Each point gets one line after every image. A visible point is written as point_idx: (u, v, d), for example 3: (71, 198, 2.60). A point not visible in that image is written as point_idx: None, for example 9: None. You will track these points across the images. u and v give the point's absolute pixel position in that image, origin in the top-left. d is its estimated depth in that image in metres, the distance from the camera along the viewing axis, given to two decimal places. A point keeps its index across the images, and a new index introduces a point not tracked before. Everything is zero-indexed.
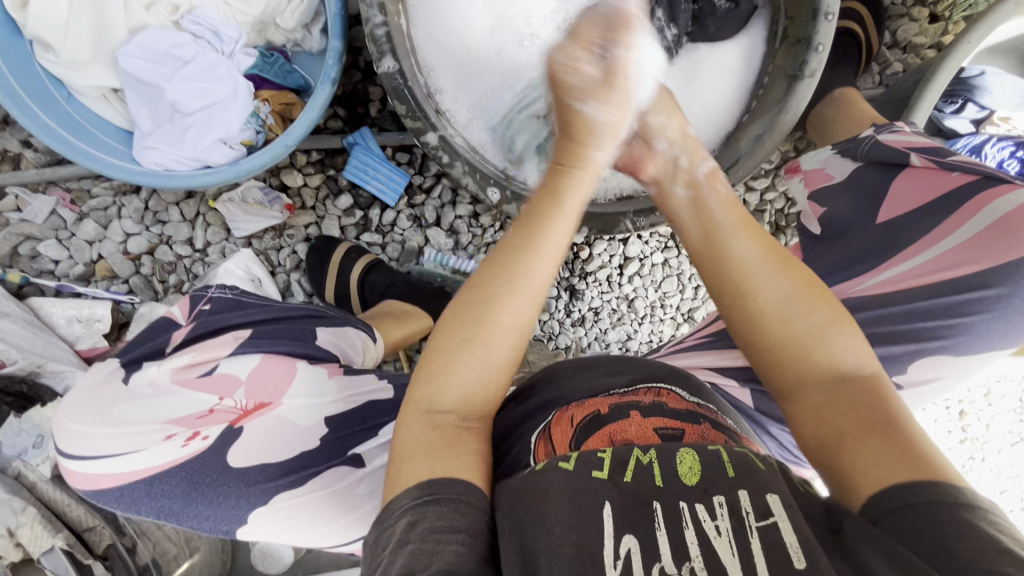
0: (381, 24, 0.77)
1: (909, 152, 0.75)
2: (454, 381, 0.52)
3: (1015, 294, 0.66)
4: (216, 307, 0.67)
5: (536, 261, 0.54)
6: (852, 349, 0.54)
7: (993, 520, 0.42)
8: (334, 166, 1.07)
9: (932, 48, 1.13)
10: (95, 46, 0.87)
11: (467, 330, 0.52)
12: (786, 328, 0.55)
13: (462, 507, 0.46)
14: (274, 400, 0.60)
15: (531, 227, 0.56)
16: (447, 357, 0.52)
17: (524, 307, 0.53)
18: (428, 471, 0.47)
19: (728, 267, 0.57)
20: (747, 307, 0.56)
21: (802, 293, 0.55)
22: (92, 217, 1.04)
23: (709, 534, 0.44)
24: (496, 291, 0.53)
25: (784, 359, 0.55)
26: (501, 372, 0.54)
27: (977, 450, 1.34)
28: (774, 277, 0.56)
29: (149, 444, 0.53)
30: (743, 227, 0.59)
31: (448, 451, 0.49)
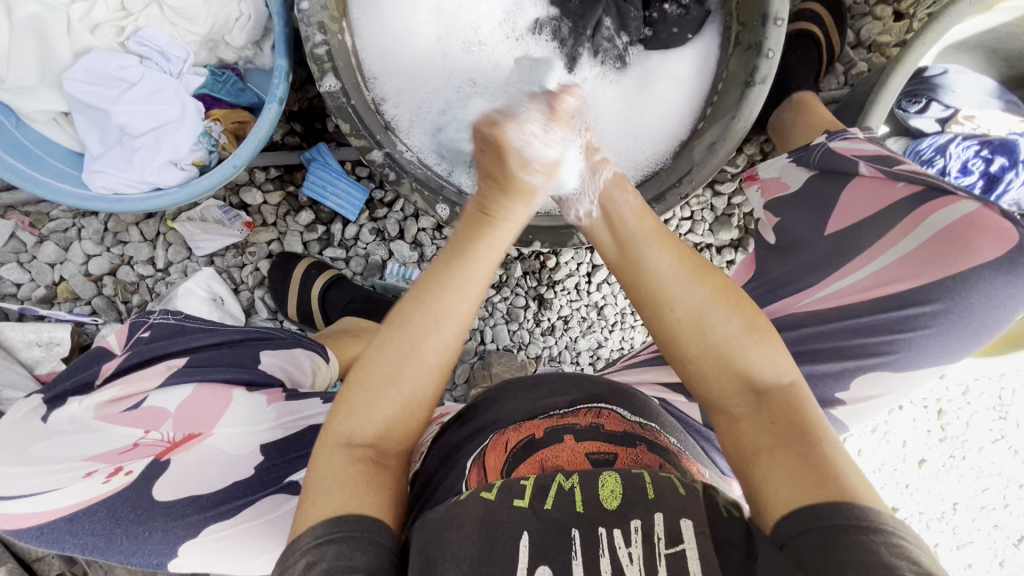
0: (321, 43, 0.76)
1: (858, 161, 0.74)
2: (372, 412, 0.51)
3: (952, 308, 0.66)
4: (154, 334, 0.67)
5: (463, 292, 0.53)
6: (770, 361, 0.54)
7: (896, 543, 0.41)
8: (293, 182, 1.06)
9: (897, 46, 1.11)
10: (40, 70, 0.86)
11: (392, 363, 0.51)
12: (705, 340, 0.54)
13: (364, 544, 0.45)
14: (206, 430, 0.60)
15: (451, 265, 0.53)
16: (369, 389, 0.51)
17: (450, 340, 0.52)
18: (342, 507, 0.47)
19: (644, 282, 0.56)
20: (663, 319, 0.56)
21: (717, 300, 0.55)
22: (52, 239, 1.04)
23: (622, 562, 0.43)
24: (422, 325, 0.51)
25: (705, 369, 0.55)
26: (425, 407, 0.53)
27: (957, 449, 1.33)
28: (691, 290, 0.55)
29: (68, 482, 0.54)
30: (657, 237, 0.58)
31: (367, 488, 0.49)
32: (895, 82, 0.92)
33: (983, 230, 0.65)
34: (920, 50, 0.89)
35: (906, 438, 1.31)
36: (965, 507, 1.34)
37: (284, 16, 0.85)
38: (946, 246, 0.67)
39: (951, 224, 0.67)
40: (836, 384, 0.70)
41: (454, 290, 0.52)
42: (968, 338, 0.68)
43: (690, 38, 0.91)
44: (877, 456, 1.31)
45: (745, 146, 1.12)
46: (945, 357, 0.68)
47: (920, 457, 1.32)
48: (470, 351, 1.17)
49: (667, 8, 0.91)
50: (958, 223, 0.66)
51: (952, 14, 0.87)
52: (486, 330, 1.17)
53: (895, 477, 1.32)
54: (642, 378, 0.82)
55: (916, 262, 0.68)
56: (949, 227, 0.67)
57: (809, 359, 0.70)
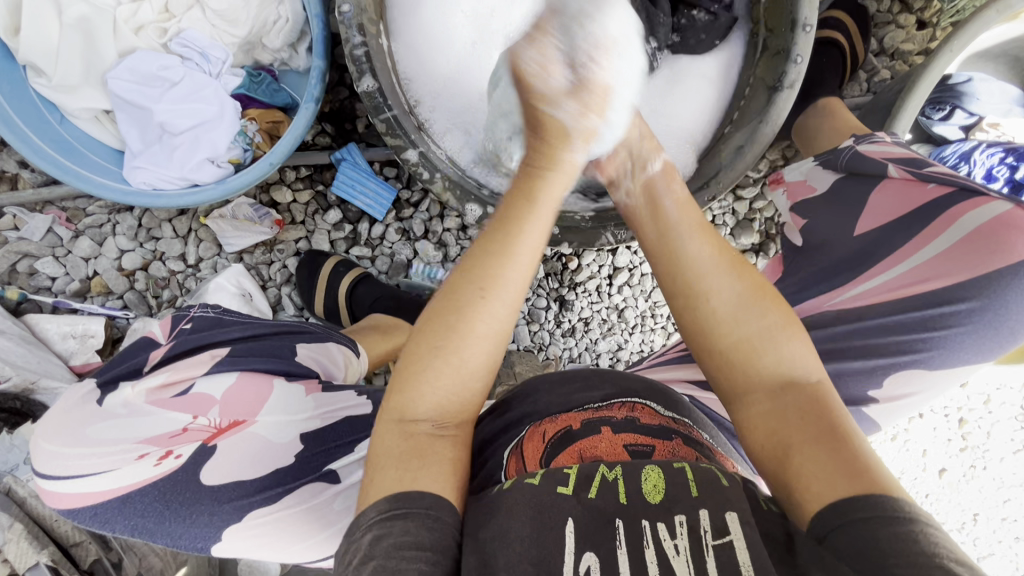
0: (360, 44, 0.79)
1: (886, 163, 0.75)
2: (433, 384, 0.52)
3: (988, 307, 0.67)
4: (196, 325, 0.72)
5: (509, 268, 0.54)
6: (800, 354, 0.54)
7: (931, 533, 0.42)
8: (323, 181, 1.08)
9: (920, 54, 1.12)
10: (86, 70, 0.89)
11: (440, 339, 0.52)
12: (733, 332, 0.55)
13: (429, 522, 0.46)
14: (249, 418, 0.63)
15: (502, 230, 0.56)
16: (421, 364, 0.52)
17: (500, 315, 0.53)
18: (400, 486, 0.48)
19: (682, 265, 0.58)
20: (698, 310, 0.56)
21: (752, 296, 0.56)
22: (87, 234, 1.06)
23: (668, 554, 0.44)
24: (471, 299, 0.53)
25: (734, 363, 0.55)
26: (476, 380, 0.53)
27: (978, 458, 1.32)
28: (726, 278, 0.56)
29: (122, 464, 0.57)
30: (699, 229, 0.60)
31: (420, 461, 0.49)
32: (923, 87, 0.92)
33: (1014, 229, 0.65)
34: (948, 56, 0.89)
35: (926, 447, 1.31)
36: (986, 518, 1.33)
37: (322, 19, 0.87)
38: (975, 246, 0.67)
39: (980, 226, 0.67)
40: (866, 381, 0.71)
41: (509, 263, 0.54)
42: (1003, 337, 0.68)
43: (716, 46, 0.93)
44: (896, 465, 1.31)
45: (768, 152, 1.13)
46: (979, 357, 0.69)
47: (940, 467, 1.31)
48: None
49: (695, 15, 0.91)
50: (987, 225, 0.67)
51: (979, 21, 0.87)
52: None
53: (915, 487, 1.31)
54: (668, 378, 0.83)
55: (946, 262, 0.69)
56: (979, 229, 0.67)
57: (841, 357, 0.71)
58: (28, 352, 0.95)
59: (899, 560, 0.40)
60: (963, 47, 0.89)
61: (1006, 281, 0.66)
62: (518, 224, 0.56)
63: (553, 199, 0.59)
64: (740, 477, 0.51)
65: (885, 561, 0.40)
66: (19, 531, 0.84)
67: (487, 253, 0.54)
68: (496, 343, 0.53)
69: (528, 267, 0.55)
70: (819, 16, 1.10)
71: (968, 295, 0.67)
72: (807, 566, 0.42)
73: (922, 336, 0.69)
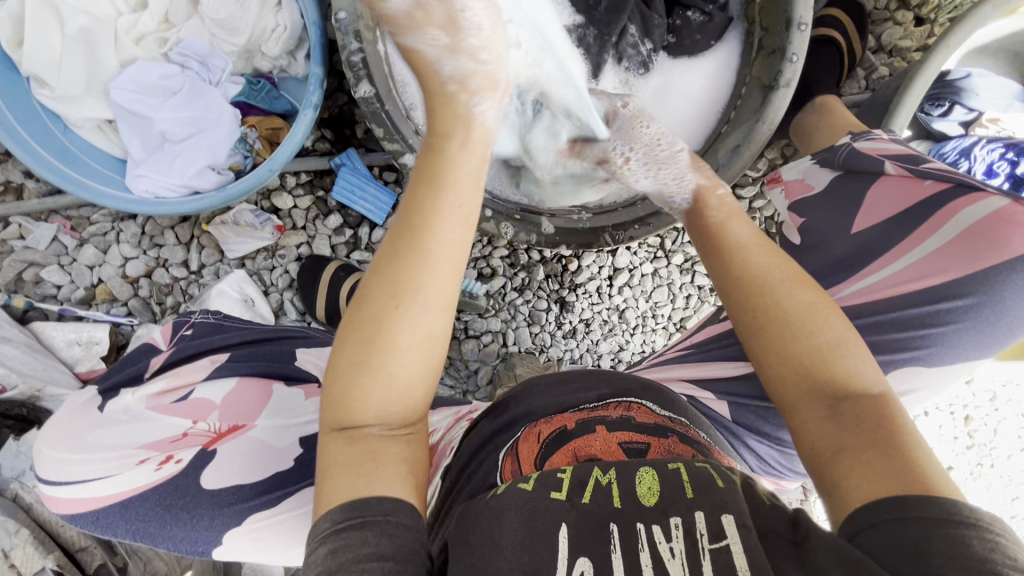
0: (356, 51, 0.81)
1: (885, 160, 0.75)
2: (367, 397, 0.50)
3: (986, 303, 0.66)
4: (197, 332, 0.73)
5: (421, 268, 0.50)
6: (860, 365, 0.53)
7: (987, 536, 0.41)
8: (322, 187, 1.09)
9: (918, 50, 1.12)
10: (88, 80, 0.91)
11: (363, 351, 0.50)
12: (794, 346, 0.54)
13: (389, 529, 0.45)
14: (247, 422, 0.64)
15: (409, 226, 0.51)
16: (346, 380, 0.50)
17: (422, 317, 0.50)
18: (354, 494, 0.46)
19: (740, 276, 0.57)
20: (757, 320, 0.55)
21: (815, 307, 0.55)
22: (92, 243, 1.07)
23: (663, 557, 0.44)
24: (384, 307, 0.50)
25: (793, 371, 0.54)
26: (416, 386, 0.51)
27: (985, 456, 1.30)
28: (789, 290, 0.55)
29: (123, 469, 0.57)
30: (759, 240, 0.59)
31: (375, 463, 0.48)
32: (920, 83, 0.92)
33: (1011, 225, 0.66)
34: (945, 52, 0.89)
35: (932, 445, 1.30)
36: (994, 516, 1.32)
37: (320, 26, 0.87)
38: (970, 241, 0.68)
39: (976, 223, 0.68)
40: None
41: (416, 261, 0.50)
42: (1002, 332, 0.67)
43: (712, 46, 0.93)
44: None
45: (766, 151, 1.13)
46: (979, 353, 0.69)
47: (947, 465, 1.30)
48: (492, 353, 1.18)
49: (690, 15, 0.92)
50: (985, 220, 0.67)
51: (976, 17, 0.87)
52: (508, 333, 1.18)
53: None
54: (667, 378, 0.83)
55: (944, 257, 0.69)
56: (973, 226, 0.68)
57: None
58: (34, 359, 0.97)
59: (945, 562, 0.39)
60: (961, 42, 0.89)
61: (1004, 276, 0.65)
62: (427, 223, 0.51)
63: (462, 180, 0.53)
64: (736, 475, 0.51)
65: (929, 560, 0.40)
66: (26, 537, 0.86)
67: (396, 254, 0.50)
68: (426, 346, 0.50)
69: (443, 261, 0.51)
70: (815, 15, 1.10)
71: (967, 290, 0.67)
72: (814, 563, 0.42)
73: (921, 333, 0.68)
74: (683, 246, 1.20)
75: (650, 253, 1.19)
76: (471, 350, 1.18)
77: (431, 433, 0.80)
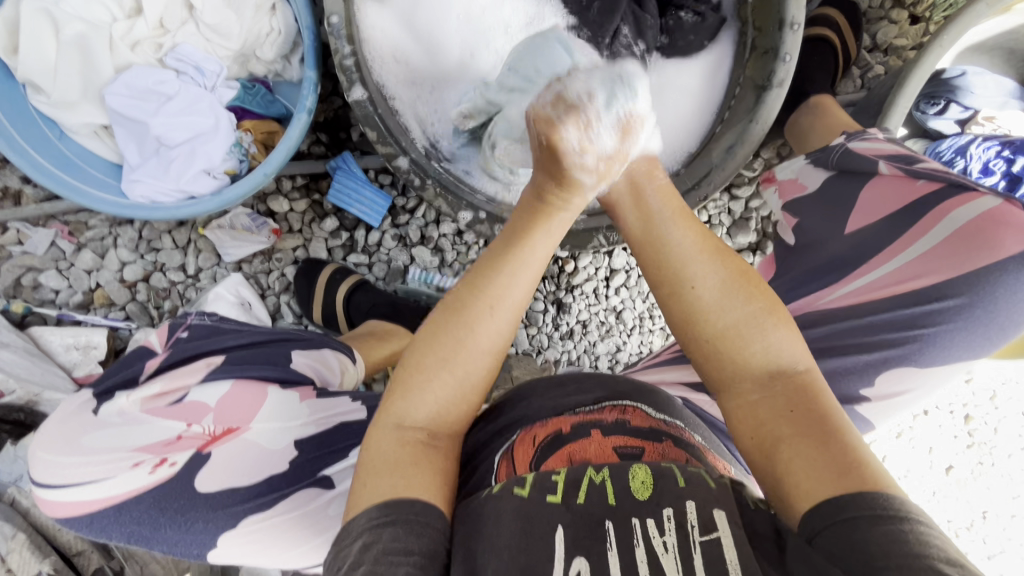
0: (349, 55, 0.80)
1: (877, 160, 0.75)
2: (433, 393, 0.53)
3: (979, 302, 0.66)
4: (193, 334, 0.73)
5: (509, 289, 0.54)
6: (786, 345, 0.54)
7: (926, 535, 0.42)
8: (319, 190, 1.09)
9: (914, 49, 1.11)
10: (83, 86, 0.91)
11: (445, 350, 0.53)
12: (723, 331, 0.55)
13: (417, 528, 0.47)
14: (242, 426, 0.64)
15: (510, 243, 0.57)
16: (423, 376, 0.53)
17: (501, 330, 0.55)
18: (393, 490, 0.49)
19: (664, 257, 0.57)
20: (685, 300, 0.56)
21: (733, 284, 0.55)
22: (89, 247, 1.08)
23: (657, 551, 0.44)
24: (472, 314, 0.54)
25: (718, 353, 0.55)
26: (473, 392, 0.55)
27: (985, 455, 1.30)
28: (709, 266, 0.56)
29: (118, 471, 0.58)
30: (681, 216, 0.59)
31: (414, 467, 0.50)
32: (915, 82, 0.92)
33: (1005, 224, 0.65)
34: (938, 51, 0.89)
35: (932, 444, 1.29)
36: (995, 516, 1.32)
37: (313, 31, 0.88)
38: (962, 240, 0.67)
39: (968, 223, 0.67)
40: (859, 379, 0.71)
41: (508, 279, 0.55)
42: (996, 332, 0.67)
43: (705, 46, 0.93)
44: (901, 463, 1.29)
45: (762, 150, 1.13)
46: (972, 353, 0.68)
47: (947, 464, 1.30)
48: None
49: (683, 16, 0.92)
50: (975, 220, 0.67)
51: (970, 14, 0.87)
52: None
53: (922, 486, 1.30)
54: (662, 379, 0.83)
55: (935, 260, 0.69)
56: (966, 226, 0.67)
57: (834, 355, 0.71)
58: (32, 364, 0.97)
59: (889, 565, 0.40)
60: (955, 40, 0.89)
61: (997, 275, 0.65)
62: (528, 247, 0.56)
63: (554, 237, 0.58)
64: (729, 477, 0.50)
65: (872, 562, 0.41)
66: (23, 541, 0.86)
67: (492, 270, 0.55)
68: (494, 357, 0.55)
69: (526, 286, 0.56)
70: (810, 14, 1.10)
71: (960, 289, 0.67)
72: (795, 563, 0.42)
73: (914, 332, 0.68)
74: None
75: None
76: None
77: None
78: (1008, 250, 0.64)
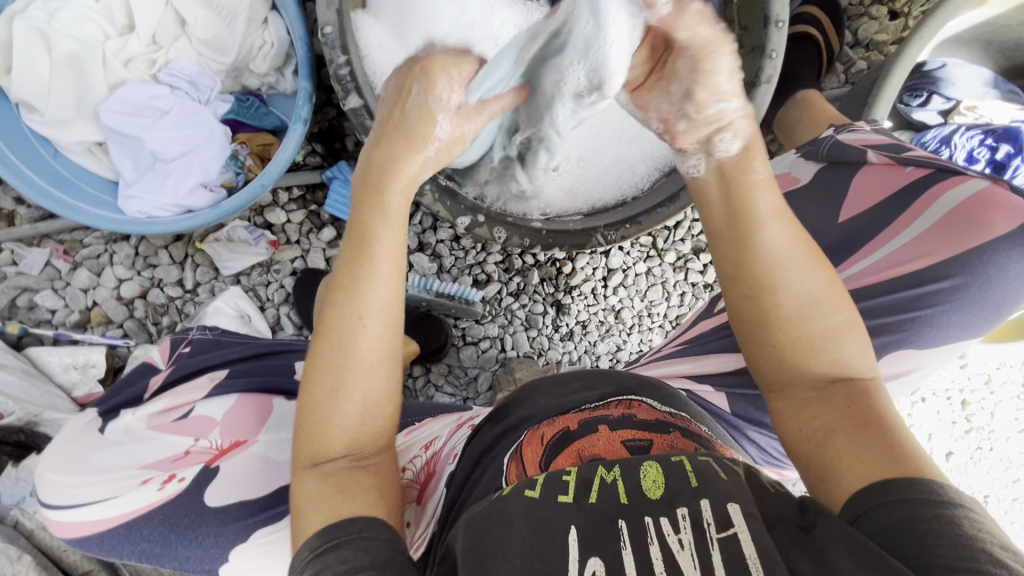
0: (344, 64, 0.82)
1: (866, 150, 0.77)
2: (333, 438, 0.51)
3: (973, 282, 0.68)
4: (194, 349, 0.75)
5: (364, 319, 0.50)
6: (856, 355, 0.53)
7: (975, 518, 0.42)
8: (316, 201, 1.10)
9: (894, 43, 1.14)
10: (77, 104, 0.91)
11: (322, 395, 0.50)
12: (802, 329, 0.53)
13: (363, 544, 0.45)
14: (249, 438, 0.64)
15: (358, 263, 0.50)
16: (313, 423, 0.51)
17: (374, 363, 0.50)
18: (335, 515, 0.47)
19: (758, 262, 0.53)
20: (762, 307, 0.54)
21: (824, 292, 0.53)
22: (85, 266, 1.07)
23: (673, 549, 0.43)
24: (336, 357, 0.50)
25: (788, 359, 0.54)
26: (376, 423, 0.52)
27: (984, 439, 1.31)
28: (804, 274, 0.53)
29: (126, 489, 0.57)
30: (781, 217, 0.54)
31: (342, 496, 0.49)
32: (898, 75, 0.94)
33: (993, 207, 0.67)
34: (919, 44, 0.91)
35: (931, 431, 1.30)
36: (996, 501, 1.33)
37: (306, 42, 0.89)
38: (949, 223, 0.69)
39: (959, 205, 0.69)
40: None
41: (363, 306, 0.50)
42: (988, 310, 0.69)
43: None
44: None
45: None
46: (968, 335, 0.70)
47: (947, 450, 1.31)
48: (491, 359, 1.18)
49: None
50: (965, 202, 0.69)
51: (949, 8, 0.89)
52: (506, 338, 1.18)
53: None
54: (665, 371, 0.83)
55: (932, 240, 0.70)
56: (956, 208, 0.69)
57: None
58: (30, 385, 0.96)
59: (939, 544, 0.40)
60: (934, 34, 0.91)
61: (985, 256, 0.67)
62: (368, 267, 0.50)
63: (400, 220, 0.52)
64: (741, 467, 0.51)
65: (924, 540, 0.41)
66: (28, 563, 0.86)
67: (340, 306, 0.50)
68: (380, 387, 0.51)
69: (385, 306, 0.51)
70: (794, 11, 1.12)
71: (950, 271, 0.68)
72: (817, 549, 0.42)
73: (912, 315, 0.70)
74: (675, 245, 1.21)
75: (642, 253, 1.20)
76: (469, 357, 1.17)
77: (433, 440, 0.80)
78: (993, 232, 0.67)
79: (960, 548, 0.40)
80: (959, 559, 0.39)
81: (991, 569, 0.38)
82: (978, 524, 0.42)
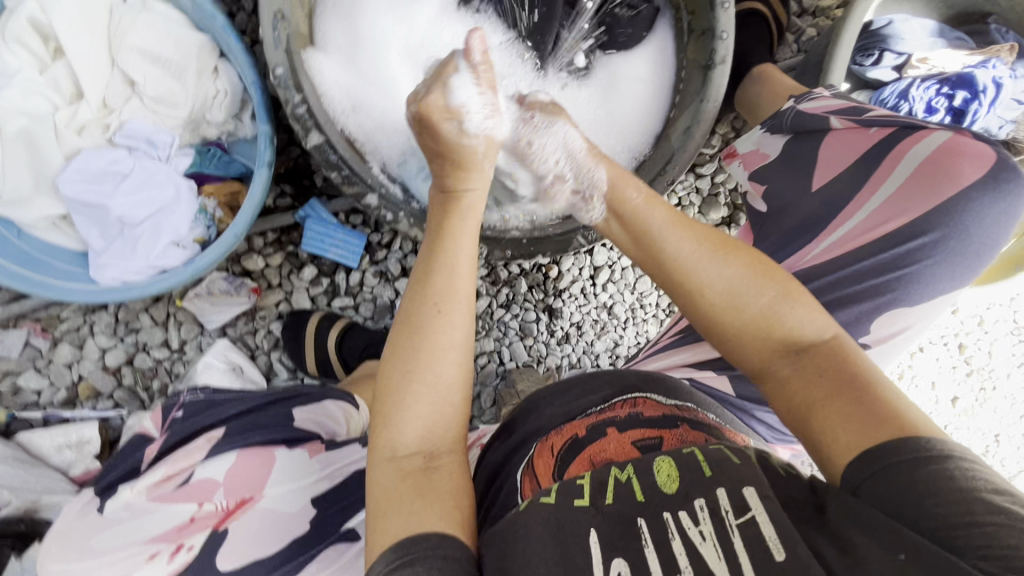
0: (300, 103, 0.79)
1: (829, 117, 0.77)
2: (408, 422, 0.51)
3: (952, 233, 0.68)
4: (187, 412, 0.73)
5: (453, 281, 0.54)
6: (811, 320, 0.54)
7: (968, 466, 0.42)
8: (292, 242, 1.08)
9: (839, 8, 1.16)
10: (33, 180, 0.90)
11: (410, 364, 0.52)
12: (741, 313, 0.55)
13: (441, 563, 0.44)
14: (255, 494, 0.62)
15: (437, 243, 0.56)
16: (396, 400, 0.51)
17: (458, 327, 0.53)
18: (405, 530, 0.47)
19: (666, 265, 0.58)
20: (695, 302, 0.56)
21: (742, 274, 0.55)
22: (66, 340, 1.05)
23: (695, 541, 0.43)
24: (425, 321, 0.53)
25: (747, 344, 0.55)
26: (455, 395, 0.53)
27: (987, 379, 1.33)
28: (715, 265, 0.56)
29: (135, 567, 0.55)
30: (675, 223, 0.59)
31: (419, 496, 0.49)
32: (846, 40, 0.95)
33: (960, 157, 0.69)
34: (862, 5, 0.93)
35: (935, 379, 1.31)
36: (1004, 436, 1.35)
37: (259, 85, 0.87)
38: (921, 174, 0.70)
39: (927, 159, 0.70)
40: (853, 327, 0.72)
41: (449, 273, 0.55)
42: (974, 256, 0.70)
43: (645, 36, 0.96)
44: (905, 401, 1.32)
45: (717, 126, 1.15)
46: (958, 282, 0.70)
47: (952, 395, 1.32)
48: (491, 373, 1.17)
49: (618, 12, 0.95)
50: (932, 155, 0.70)
51: None
52: (503, 351, 1.18)
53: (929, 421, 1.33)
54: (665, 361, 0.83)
55: (906, 196, 0.71)
56: (925, 162, 0.70)
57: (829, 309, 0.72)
58: (25, 473, 0.93)
59: (938, 504, 0.40)
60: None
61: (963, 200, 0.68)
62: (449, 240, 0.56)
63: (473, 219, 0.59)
64: (752, 452, 0.50)
65: (922, 501, 0.41)
66: None
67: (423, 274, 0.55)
68: (464, 357, 0.53)
69: (470, 276, 0.56)
70: None
71: (931, 222, 0.69)
72: (837, 530, 0.42)
73: (901, 271, 0.70)
74: None
75: None
76: None
77: None
78: (965, 178, 0.68)
79: (955, 502, 0.40)
80: (959, 516, 0.39)
81: (986, 520, 0.39)
82: (974, 472, 0.42)
